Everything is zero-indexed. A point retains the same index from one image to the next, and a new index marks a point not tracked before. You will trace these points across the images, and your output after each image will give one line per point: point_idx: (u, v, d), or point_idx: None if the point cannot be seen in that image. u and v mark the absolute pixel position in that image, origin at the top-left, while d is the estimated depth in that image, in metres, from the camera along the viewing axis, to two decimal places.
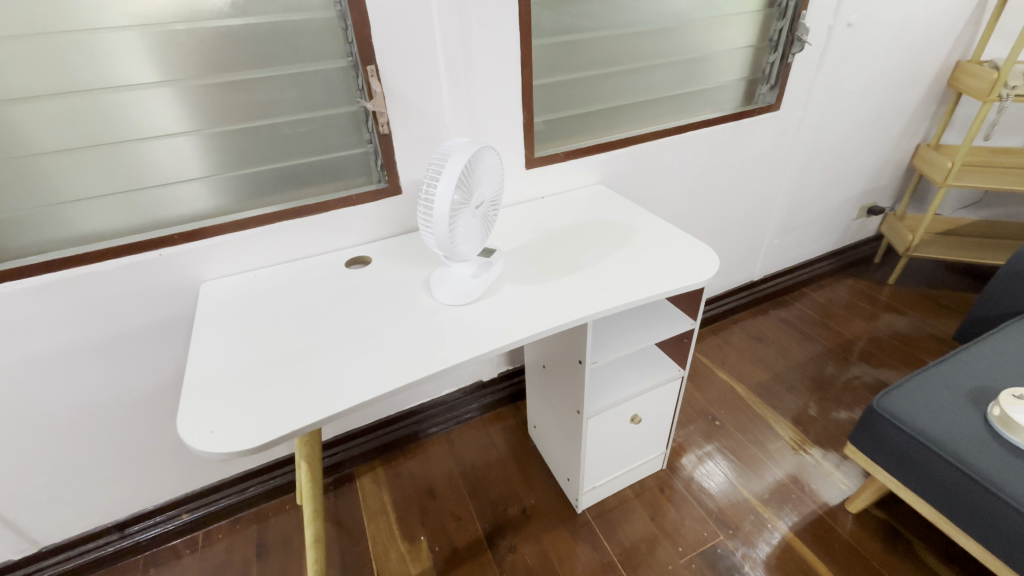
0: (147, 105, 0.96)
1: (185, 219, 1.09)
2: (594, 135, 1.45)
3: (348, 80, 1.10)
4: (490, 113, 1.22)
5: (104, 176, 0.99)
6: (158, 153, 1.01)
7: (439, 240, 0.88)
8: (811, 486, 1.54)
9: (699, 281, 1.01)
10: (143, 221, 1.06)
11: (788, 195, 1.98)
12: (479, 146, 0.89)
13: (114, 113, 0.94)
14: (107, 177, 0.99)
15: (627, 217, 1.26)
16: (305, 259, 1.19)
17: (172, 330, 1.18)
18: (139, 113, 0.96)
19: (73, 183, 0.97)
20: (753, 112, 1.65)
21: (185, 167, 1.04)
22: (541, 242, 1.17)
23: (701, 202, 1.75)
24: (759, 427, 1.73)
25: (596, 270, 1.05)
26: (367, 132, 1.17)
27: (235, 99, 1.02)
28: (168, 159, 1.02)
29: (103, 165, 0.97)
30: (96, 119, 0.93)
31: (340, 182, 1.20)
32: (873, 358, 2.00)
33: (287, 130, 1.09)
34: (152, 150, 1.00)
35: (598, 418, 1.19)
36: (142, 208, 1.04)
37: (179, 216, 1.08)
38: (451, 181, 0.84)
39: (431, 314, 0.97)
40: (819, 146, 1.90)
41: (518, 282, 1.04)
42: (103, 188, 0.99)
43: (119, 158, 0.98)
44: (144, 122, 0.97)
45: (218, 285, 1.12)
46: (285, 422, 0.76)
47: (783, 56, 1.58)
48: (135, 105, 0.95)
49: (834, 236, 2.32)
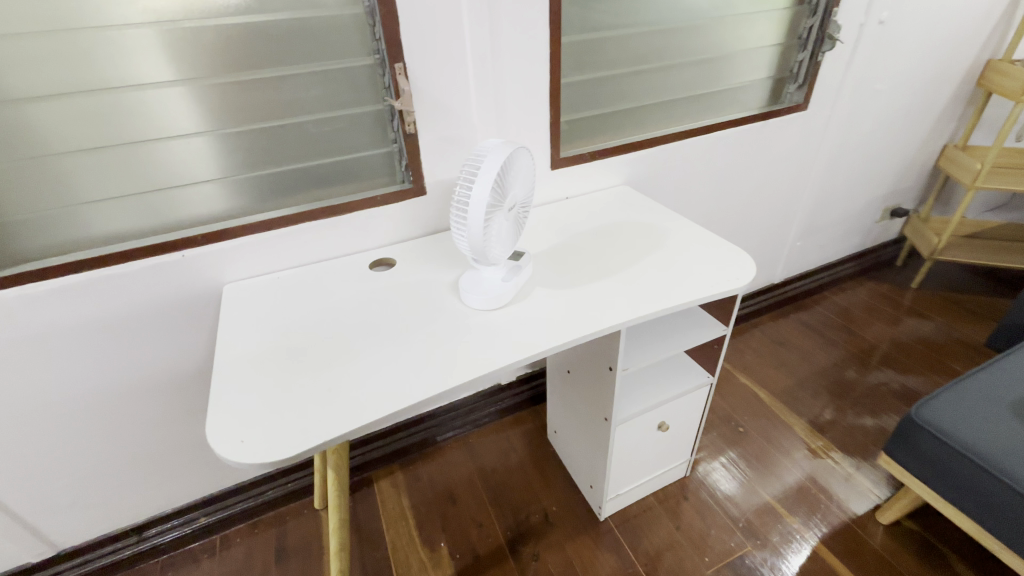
0: (168, 104, 0.94)
1: (206, 219, 1.07)
2: (620, 134, 1.42)
3: (374, 78, 1.08)
4: (517, 113, 1.19)
5: (124, 176, 0.97)
6: (179, 153, 0.99)
7: (473, 242, 0.86)
8: (838, 493, 1.50)
9: (739, 286, 0.98)
10: (165, 221, 1.04)
11: (813, 197, 1.93)
12: (515, 147, 0.86)
13: (136, 111, 0.92)
14: (126, 177, 0.97)
15: (657, 219, 1.23)
16: (328, 261, 1.17)
17: (194, 331, 1.16)
18: (159, 112, 0.94)
19: (93, 183, 0.95)
20: (780, 112, 1.61)
21: (206, 166, 1.02)
22: (569, 245, 1.14)
23: (725, 204, 1.72)
24: (783, 433, 1.70)
25: (629, 275, 1.02)
26: (393, 131, 1.14)
27: (258, 98, 1.00)
28: (190, 159, 1.00)
29: (122, 165, 0.96)
30: (116, 118, 0.91)
31: (364, 182, 1.18)
32: (898, 363, 1.96)
33: (312, 129, 1.07)
34: (173, 150, 0.98)
35: (627, 425, 1.16)
36: (164, 208, 1.03)
37: (199, 216, 1.06)
38: (488, 185, 0.82)
39: (461, 318, 0.94)
40: (845, 147, 1.86)
41: (549, 287, 1.01)
42: (122, 189, 0.97)
43: (140, 158, 0.96)
44: (165, 121, 0.95)
45: (242, 286, 1.10)
46: (318, 431, 0.73)
47: (812, 54, 1.55)
48: (156, 104, 0.93)
49: (856, 238, 2.27)
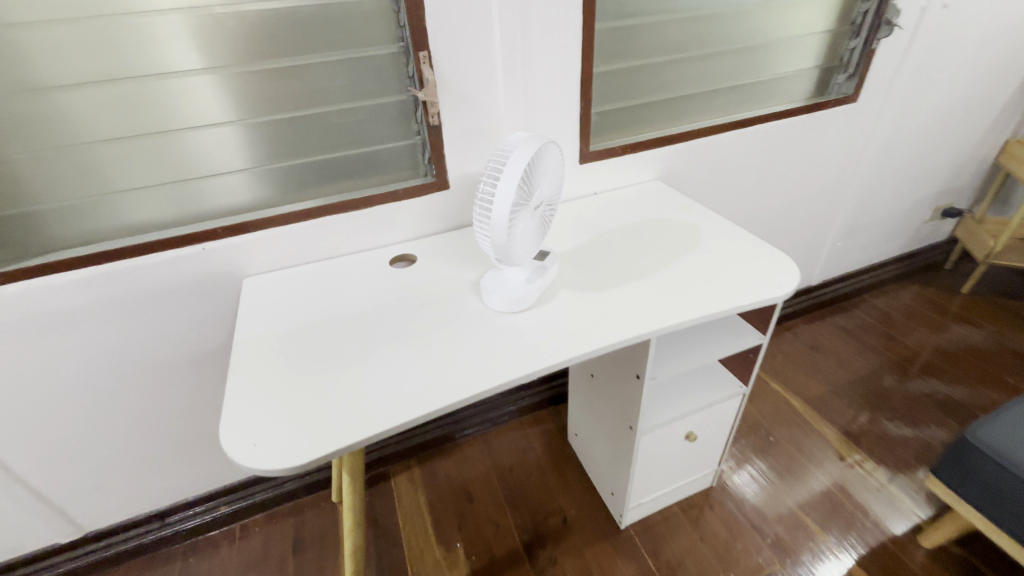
0: (196, 93, 0.92)
1: (232, 211, 1.06)
2: (653, 127, 1.35)
3: (398, 67, 1.03)
4: (547, 105, 1.13)
5: (150, 167, 0.96)
6: (205, 143, 0.97)
7: (496, 243, 0.81)
8: (876, 511, 1.42)
9: (782, 294, 0.91)
10: (190, 212, 1.03)
11: (858, 194, 1.82)
12: (544, 142, 0.81)
13: (165, 100, 0.91)
14: (155, 167, 0.96)
15: (691, 218, 1.16)
16: (347, 255, 1.14)
17: (215, 322, 1.15)
18: (188, 101, 0.92)
19: (122, 173, 0.94)
20: (827, 104, 1.51)
21: (231, 156, 1.00)
22: (597, 244, 1.08)
23: (763, 200, 1.62)
24: (818, 444, 1.61)
25: (662, 279, 0.96)
26: (416, 122, 1.10)
27: (284, 87, 0.97)
28: (215, 149, 0.98)
29: (151, 154, 0.94)
30: (145, 106, 0.90)
31: (387, 174, 1.14)
32: (944, 373, 1.84)
33: (336, 119, 1.04)
34: (201, 140, 0.96)
35: (652, 434, 1.11)
36: (190, 199, 1.01)
37: (226, 207, 1.05)
38: (513, 183, 0.77)
39: (483, 320, 0.90)
40: (896, 142, 1.73)
41: (575, 288, 0.96)
42: (150, 178, 0.96)
43: (168, 147, 0.95)
44: (194, 110, 0.93)
45: (261, 280, 1.08)
46: (331, 438, 0.71)
47: (866, 41, 1.44)
48: (185, 92, 0.91)
49: (902, 239, 2.14)
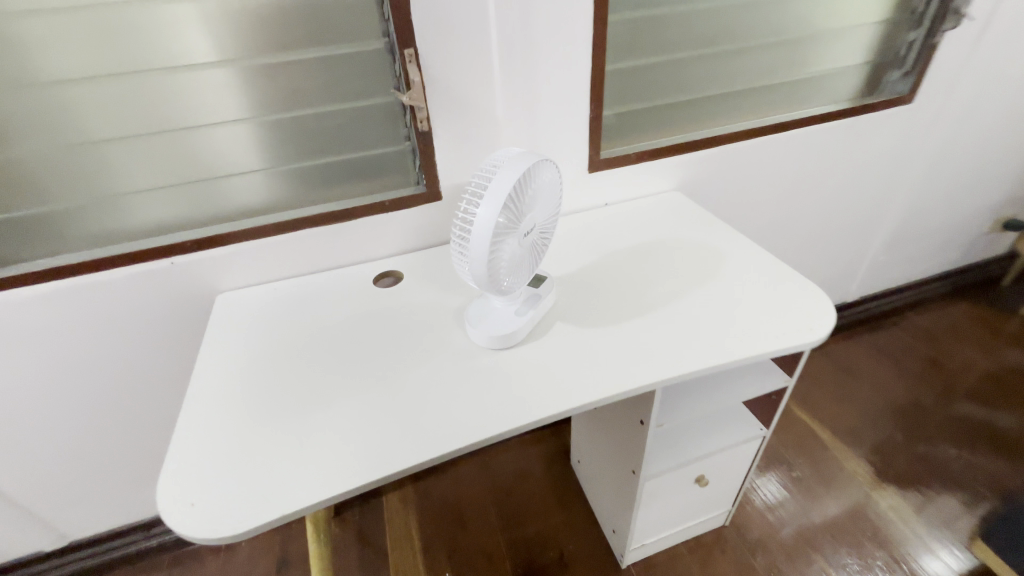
0: (205, 88, 0.86)
1: (243, 214, 0.99)
2: (674, 130, 1.21)
3: (383, 66, 0.92)
4: (554, 108, 1.01)
5: (159, 167, 0.90)
6: (215, 142, 0.90)
7: (477, 274, 0.70)
8: (904, 552, 1.32)
9: (813, 340, 0.77)
10: (202, 215, 0.97)
11: (907, 205, 1.63)
12: (537, 159, 0.69)
13: (174, 95, 0.85)
14: (163, 167, 0.90)
15: (711, 239, 1.02)
16: (329, 270, 1.05)
17: (188, 341, 1.07)
18: (198, 97, 0.86)
19: (128, 174, 0.89)
20: (876, 106, 1.33)
21: (243, 156, 0.93)
22: (601, 268, 0.96)
23: (797, 211, 1.46)
24: (849, 483, 1.47)
25: (671, 316, 0.84)
26: (405, 126, 0.99)
27: (289, 84, 0.89)
28: (227, 149, 0.92)
29: (160, 154, 0.89)
30: (153, 102, 0.84)
31: (376, 182, 1.04)
32: (991, 405, 1.67)
33: (330, 121, 0.95)
34: (212, 139, 0.90)
35: (657, 480, 1.00)
36: (200, 202, 0.95)
37: (238, 209, 0.98)
38: (495, 205, 0.66)
39: (465, 358, 0.80)
40: (954, 148, 1.54)
41: (572, 322, 0.85)
42: (156, 179, 0.90)
43: (176, 146, 0.89)
44: (206, 105, 0.87)
45: (234, 298, 0.99)
46: (278, 501, 0.62)
47: (928, 33, 1.26)
48: (196, 87, 0.85)
49: (954, 252, 1.93)
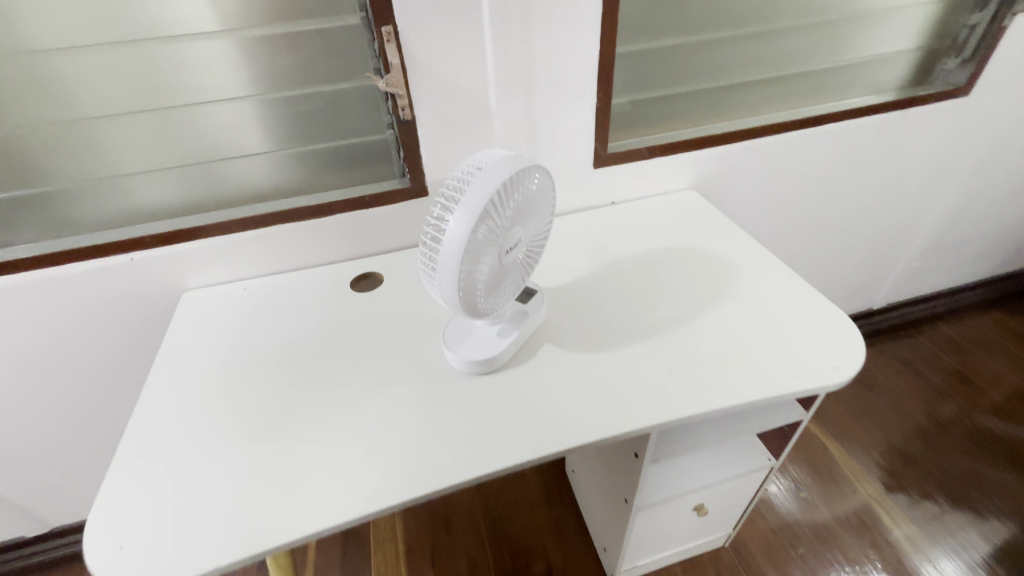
0: (200, 62, 0.78)
1: (243, 200, 0.92)
2: (693, 121, 1.09)
3: (361, 45, 0.82)
4: (556, 96, 0.89)
5: (151, 147, 0.83)
6: (211, 123, 0.83)
7: (448, 298, 0.60)
8: (907, 571, 1.26)
9: (836, 382, 0.67)
10: (200, 200, 0.90)
11: (950, 209, 1.48)
12: (526, 164, 0.58)
13: (169, 68, 0.77)
14: (156, 147, 0.83)
15: (727, 249, 0.91)
16: (305, 269, 0.96)
17: (154, 341, 0.99)
18: (191, 71, 0.78)
19: (118, 154, 0.82)
20: (927, 98, 1.18)
21: (243, 137, 0.85)
22: (601, 281, 0.86)
23: (825, 212, 1.33)
24: (860, 504, 1.38)
25: (673, 343, 0.74)
26: (388, 113, 0.89)
27: (282, 60, 0.80)
28: (225, 130, 0.84)
29: (153, 133, 0.82)
30: (153, 74, 0.77)
31: (358, 172, 0.95)
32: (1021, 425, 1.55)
33: (326, 102, 0.86)
34: (208, 118, 0.83)
35: (650, 509, 0.92)
36: (197, 186, 0.88)
37: (237, 195, 0.91)
38: (467, 222, 0.54)
39: (440, 383, 0.72)
40: (1008, 148, 1.37)
41: (562, 345, 0.75)
42: (147, 161, 0.84)
43: (172, 123, 0.81)
44: (210, 80, 0.79)
45: (201, 297, 0.92)
46: (214, 549, 0.56)
47: (994, 16, 1.10)
48: (191, 61, 0.77)
49: (995, 259, 1.78)
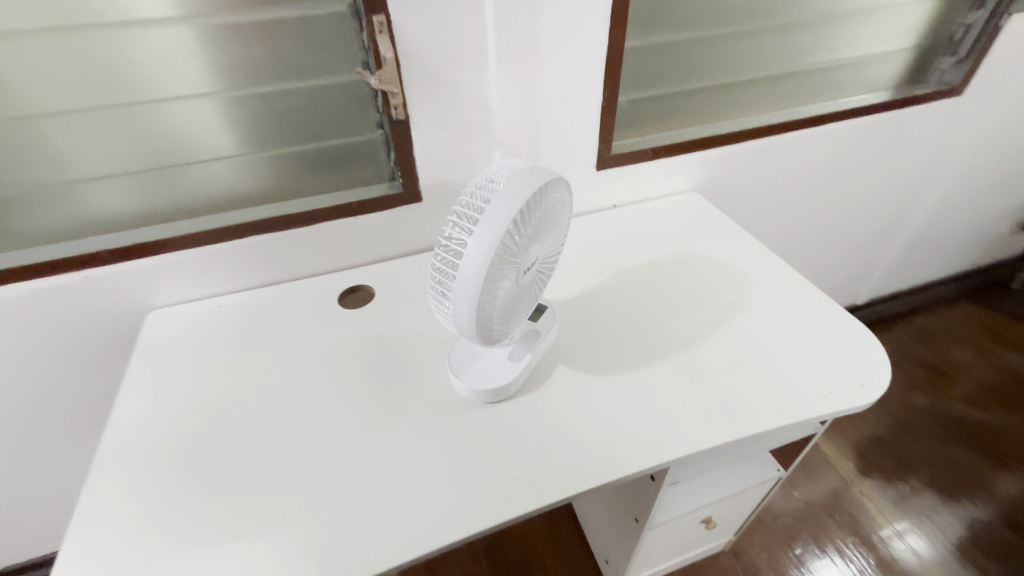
0: (160, 53, 0.68)
1: (214, 208, 0.82)
2: (695, 120, 1.05)
3: (347, 36, 0.73)
4: (560, 94, 0.82)
5: (106, 150, 0.72)
6: (176, 122, 0.73)
7: (464, 328, 0.53)
8: (892, 558, 1.29)
9: (866, 402, 0.65)
10: (165, 209, 0.80)
11: (934, 206, 1.49)
12: (550, 177, 0.51)
13: (124, 61, 0.67)
14: (112, 150, 0.72)
15: (738, 257, 0.88)
16: (287, 283, 0.88)
17: (114, 368, 0.88)
18: (151, 64, 0.68)
19: (67, 158, 0.71)
20: (923, 97, 1.17)
21: (213, 138, 0.76)
22: (612, 293, 0.81)
23: (819, 211, 1.32)
24: (843, 492, 1.41)
25: (695, 363, 0.70)
26: (377, 112, 0.80)
27: (258, 51, 0.71)
28: (193, 130, 0.75)
29: (108, 134, 0.71)
30: (108, 64, 0.66)
31: (345, 175, 0.87)
32: (991, 412, 1.61)
33: (308, 98, 0.77)
34: (173, 117, 0.73)
35: (661, 527, 0.90)
36: (161, 192, 0.78)
37: (208, 202, 0.81)
38: (489, 244, 0.47)
39: (448, 413, 0.66)
40: (992, 147, 1.39)
41: (577, 367, 0.70)
42: (102, 165, 0.73)
43: (130, 122, 0.71)
44: (174, 73, 0.69)
45: (169, 317, 0.82)
46: None
47: (991, 15, 1.09)
48: (151, 52, 0.67)
49: (970, 253, 1.82)
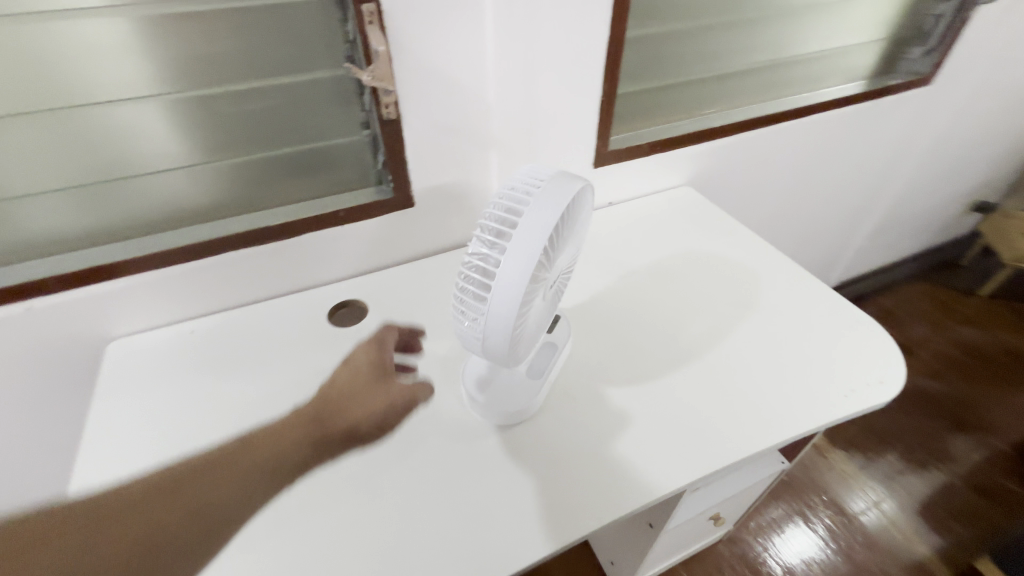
0: (108, 47, 0.58)
1: (179, 222, 0.73)
2: (683, 112, 1.04)
3: (329, 27, 0.66)
4: (558, 88, 0.78)
5: (47, 161, 0.62)
6: (132, 128, 0.64)
7: (495, 352, 0.49)
8: (871, 526, 1.35)
9: (885, 398, 0.65)
10: (122, 225, 0.70)
11: (900, 190, 1.55)
12: (581, 185, 0.47)
13: (64, 57, 0.57)
14: (54, 160, 0.62)
15: (740, 253, 0.86)
16: (270, 300, 0.80)
17: (68, 410, 0.77)
18: (97, 60, 0.58)
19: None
20: (897, 87, 1.20)
21: (177, 144, 0.67)
22: (621, 298, 0.78)
23: (799, 199, 1.34)
24: (817, 466, 1.47)
25: (714, 367, 0.69)
26: (364, 111, 0.74)
27: (227, 44, 0.63)
28: (152, 136, 0.65)
29: (50, 142, 0.61)
30: (45, 61, 0.56)
31: (327, 180, 0.79)
32: (949, 383, 1.70)
33: (285, 97, 0.69)
34: (128, 122, 0.63)
35: (675, 529, 0.88)
36: (117, 207, 0.69)
37: (172, 215, 0.72)
38: (526, 265, 0.43)
39: (465, 439, 0.61)
40: (952, 134, 1.45)
41: (597, 379, 0.67)
42: (45, 179, 0.63)
43: (77, 127, 0.61)
44: (126, 71, 0.60)
45: (135, 346, 0.73)
46: None
47: (959, 6, 1.13)
48: (95, 46, 0.57)
49: (927, 234, 1.92)
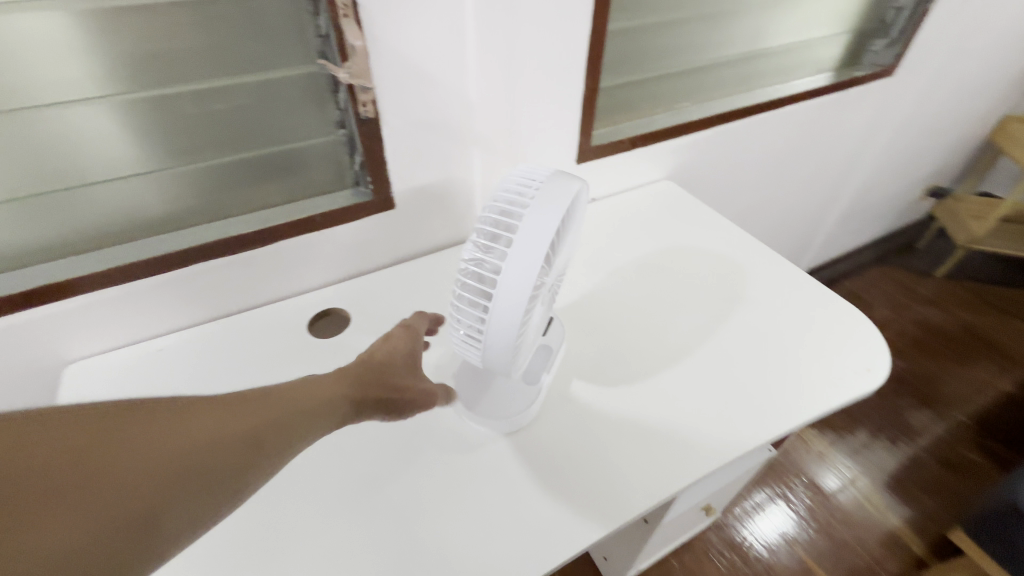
0: (53, 44, 0.53)
1: (141, 232, 0.68)
2: (661, 106, 1.04)
3: (299, 21, 0.62)
4: (540, 83, 0.76)
5: None
6: (84, 132, 0.58)
7: (496, 360, 0.47)
8: (847, 501, 1.40)
9: (872, 385, 0.67)
10: (76, 238, 0.64)
11: (864, 178, 1.60)
12: (580, 186, 0.45)
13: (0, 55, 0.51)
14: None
15: (724, 246, 0.87)
16: (244, 312, 0.75)
17: None
18: (39, 58, 0.53)
19: None
20: (862, 78, 1.24)
21: (136, 149, 0.62)
22: (611, 296, 0.77)
23: (771, 190, 1.36)
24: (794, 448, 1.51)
25: (706, 363, 0.69)
26: (339, 110, 0.70)
27: (186, 39, 0.57)
28: (107, 142, 0.60)
29: None
30: None
31: (302, 183, 0.75)
32: (912, 361, 1.78)
33: (253, 96, 0.65)
34: (78, 125, 0.58)
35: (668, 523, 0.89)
36: (69, 219, 0.63)
37: (132, 226, 0.67)
38: (528, 272, 0.41)
39: (462, 450, 0.59)
40: (911, 123, 1.51)
41: (593, 381, 0.66)
42: None
43: (17, 132, 0.55)
44: (73, 69, 0.55)
45: (96, 368, 0.67)
46: None
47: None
48: (38, 42, 0.52)
49: (887, 220, 2.00)
